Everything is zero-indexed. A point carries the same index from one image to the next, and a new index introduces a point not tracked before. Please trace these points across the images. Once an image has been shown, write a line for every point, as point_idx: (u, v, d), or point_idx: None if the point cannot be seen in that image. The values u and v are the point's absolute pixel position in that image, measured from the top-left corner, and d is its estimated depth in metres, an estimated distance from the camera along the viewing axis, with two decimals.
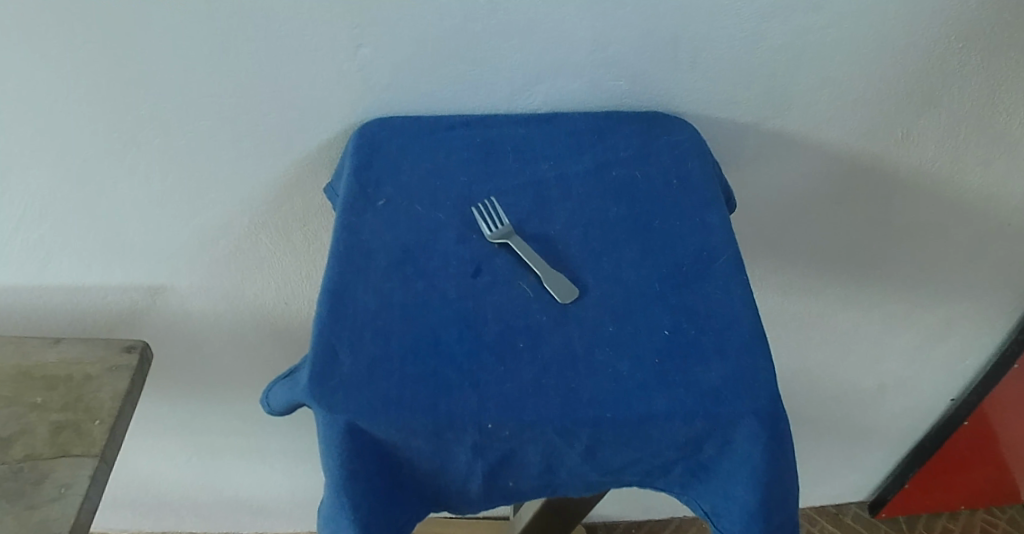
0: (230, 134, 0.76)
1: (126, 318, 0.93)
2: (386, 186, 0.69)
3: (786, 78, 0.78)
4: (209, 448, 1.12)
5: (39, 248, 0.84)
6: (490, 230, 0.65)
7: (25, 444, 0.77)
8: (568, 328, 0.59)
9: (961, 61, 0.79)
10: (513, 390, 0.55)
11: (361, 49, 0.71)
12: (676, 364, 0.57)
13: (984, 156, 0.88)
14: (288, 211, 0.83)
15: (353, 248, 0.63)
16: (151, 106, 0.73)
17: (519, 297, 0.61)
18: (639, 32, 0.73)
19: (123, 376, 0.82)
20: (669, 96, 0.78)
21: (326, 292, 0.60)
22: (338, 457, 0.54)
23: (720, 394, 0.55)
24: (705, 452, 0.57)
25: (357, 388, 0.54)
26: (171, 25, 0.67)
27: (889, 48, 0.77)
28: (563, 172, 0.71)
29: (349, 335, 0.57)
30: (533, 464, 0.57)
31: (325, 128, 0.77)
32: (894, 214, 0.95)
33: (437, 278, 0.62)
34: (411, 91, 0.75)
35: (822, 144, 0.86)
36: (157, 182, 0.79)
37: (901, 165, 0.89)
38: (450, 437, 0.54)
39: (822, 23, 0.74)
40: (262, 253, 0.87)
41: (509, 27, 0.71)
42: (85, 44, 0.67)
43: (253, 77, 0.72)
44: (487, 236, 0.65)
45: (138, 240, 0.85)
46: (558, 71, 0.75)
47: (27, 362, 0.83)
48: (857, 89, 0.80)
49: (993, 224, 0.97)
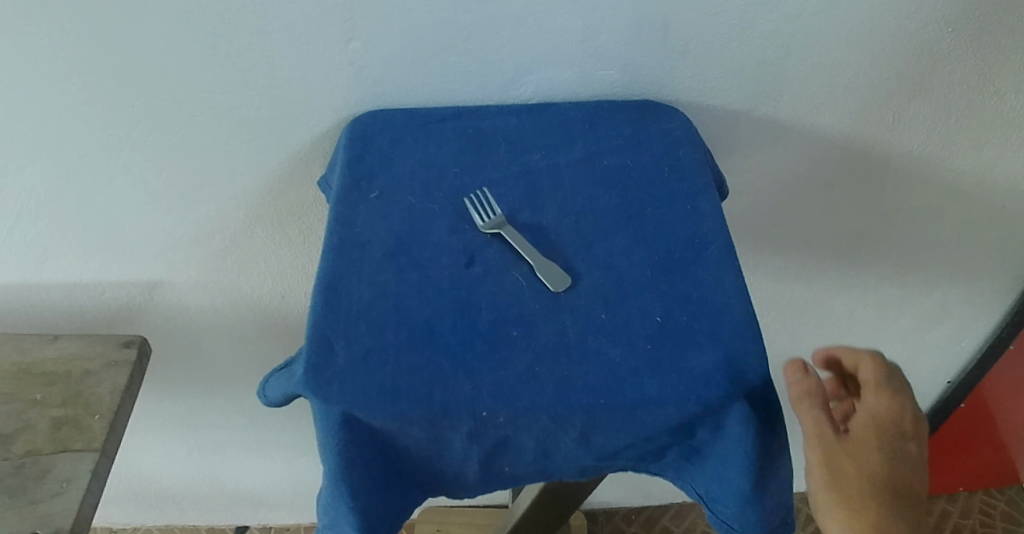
0: (223, 128, 0.76)
1: (125, 313, 0.93)
2: (379, 179, 0.69)
3: (776, 65, 0.79)
4: (210, 441, 1.13)
5: (36, 246, 0.84)
6: (483, 220, 0.66)
7: (27, 440, 0.78)
8: (561, 316, 0.59)
9: (951, 45, 0.79)
10: (507, 379, 0.55)
11: (352, 43, 0.71)
12: (668, 350, 0.57)
13: (975, 139, 0.89)
14: (283, 204, 0.84)
15: (346, 240, 0.64)
16: (144, 103, 0.73)
17: (511, 286, 0.61)
18: (628, 21, 0.73)
19: (122, 371, 0.83)
20: (659, 85, 0.79)
21: (320, 284, 0.61)
22: (334, 447, 0.55)
23: (712, 379, 0.56)
24: (698, 435, 0.58)
25: (352, 379, 0.55)
26: (162, 20, 0.67)
27: (878, 33, 0.77)
28: (554, 161, 0.72)
29: (344, 327, 0.58)
30: (529, 449, 0.58)
31: (318, 122, 0.77)
32: (887, 198, 0.95)
33: (431, 268, 0.62)
34: (403, 83, 0.75)
35: (813, 129, 0.86)
36: (152, 178, 0.79)
37: (892, 150, 0.89)
38: (445, 425, 0.55)
39: (811, 10, 0.74)
40: (258, 247, 0.88)
41: (499, 18, 0.71)
42: (77, 41, 0.68)
43: (246, 72, 0.72)
44: (480, 226, 0.65)
45: (134, 236, 0.85)
46: (548, 62, 0.76)
47: (24, 359, 0.83)
48: (847, 75, 0.81)
49: (986, 206, 0.97)
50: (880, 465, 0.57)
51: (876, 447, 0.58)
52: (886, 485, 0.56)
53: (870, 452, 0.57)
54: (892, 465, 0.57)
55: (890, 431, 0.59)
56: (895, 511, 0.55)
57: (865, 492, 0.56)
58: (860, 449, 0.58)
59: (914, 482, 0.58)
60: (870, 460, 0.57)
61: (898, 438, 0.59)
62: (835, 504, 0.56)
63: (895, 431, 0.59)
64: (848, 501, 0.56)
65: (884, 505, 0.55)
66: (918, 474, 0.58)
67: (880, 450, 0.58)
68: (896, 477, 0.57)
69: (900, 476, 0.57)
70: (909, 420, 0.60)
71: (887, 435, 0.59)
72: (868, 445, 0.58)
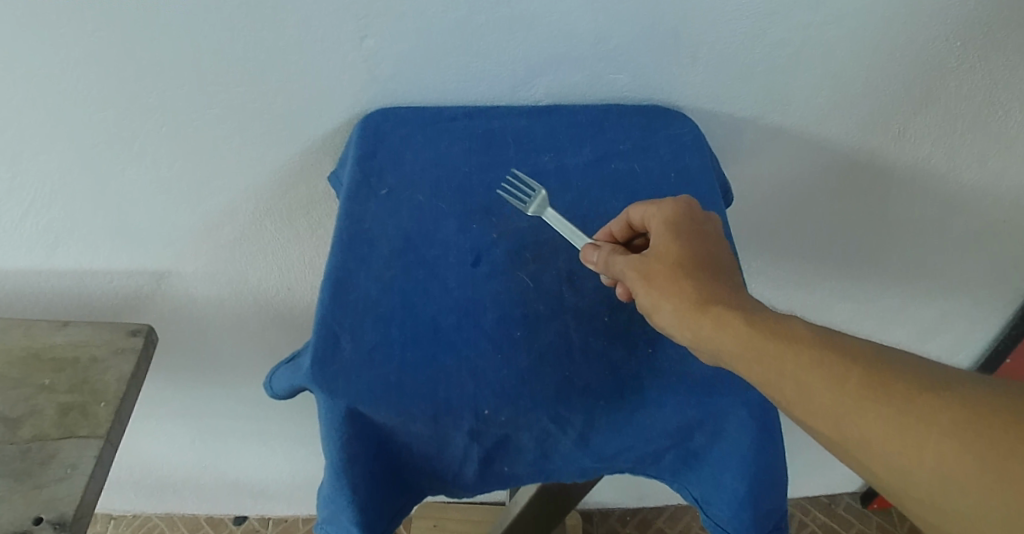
0: (237, 121, 0.77)
1: (132, 301, 0.94)
2: (389, 176, 0.70)
3: (785, 73, 0.79)
4: (212, 431, 1.14)
5: (48, 233, 0.85)
6: (524, 203, 0.67)
7: (33, 424, 0.79)
8: (564, 317, 0.61)
9: (959, 59, 0.79)
10: (509, 378, 0.57)
11: (366, 40, 0.72)
12: (670, 354, 0.60)
13: (979, 153, 0.89)
14: (292, 198, 0.85)
15: (355, 235, 0.65)
16: (159, 95, 0.74)
17: (517, 286, 0.62)
18: (639, 27, 0.74)
19: (128, 359, 0.84)
20: (668, 90, 0.80)
21: (328, 278, 0.62)
22: (337, 440, 0.57)
23: (714, 384, 0.58)
24: (696, 439, 0.60)
25: (357, 374, 0.56)
26: (180, 13, 0.68)
27: (886, 47, 0.78)
28: (562, 163, 0.73)
29: (350, 321, 0.59)
30: (528, 449, 0.60)
31: (331, 118, 0.78)
32: (891, 209, 0.96)
33: (438, 266, 0.63)
34: (415, 81, 0.76)
35: (820, 138, 0.87)
36: (164, 168, 0.80)
37: (897, 160, 0.89)
38: (446, 422, 0.56)
39: (822, 20, 0.75)
40: (267, 240, 0.89)
41: (513, 19, 0.72)
42: (96, 32, 0.68)
43: (260, 66, 0.73)
44: (523, 209, 0.67)
45: (146, 225, 0.86)
46: (560, 63, 0.76)
47: (33, 344, 0.84)
48: (856, 85, 0.81)
49: (990, 220, 0.97)
50: (681, 251, 0.58)
51: (671, 238, 0.58)
52: (690, 263, 0.57)
53: (670, 246, 0.58)
54: (690, 249, 0.58)
55: (686, 221, 0.60)
56: (707, 285, 0.56)
57: (675, 278, 0.56)
58: (662, 247, 0.58)
59: (719, 253, 0.59)
60: (671, 252, 0.58)
61: (694, 226, 0.59)
62: (656, 303, 0.56)
63: (688, 216, 0.60)
64: (664, 292, 0.56)
65: (699, 290, 0.55)
66: (720, 243, 0.59)
67: (678, 239, 0.58)
68: (701, 258, 0.57)
69: (702, 257, 0.57)
70: (699, 211, 0.61)
71: (684, 225, 0.59)
72: (664, 243, 0.58)
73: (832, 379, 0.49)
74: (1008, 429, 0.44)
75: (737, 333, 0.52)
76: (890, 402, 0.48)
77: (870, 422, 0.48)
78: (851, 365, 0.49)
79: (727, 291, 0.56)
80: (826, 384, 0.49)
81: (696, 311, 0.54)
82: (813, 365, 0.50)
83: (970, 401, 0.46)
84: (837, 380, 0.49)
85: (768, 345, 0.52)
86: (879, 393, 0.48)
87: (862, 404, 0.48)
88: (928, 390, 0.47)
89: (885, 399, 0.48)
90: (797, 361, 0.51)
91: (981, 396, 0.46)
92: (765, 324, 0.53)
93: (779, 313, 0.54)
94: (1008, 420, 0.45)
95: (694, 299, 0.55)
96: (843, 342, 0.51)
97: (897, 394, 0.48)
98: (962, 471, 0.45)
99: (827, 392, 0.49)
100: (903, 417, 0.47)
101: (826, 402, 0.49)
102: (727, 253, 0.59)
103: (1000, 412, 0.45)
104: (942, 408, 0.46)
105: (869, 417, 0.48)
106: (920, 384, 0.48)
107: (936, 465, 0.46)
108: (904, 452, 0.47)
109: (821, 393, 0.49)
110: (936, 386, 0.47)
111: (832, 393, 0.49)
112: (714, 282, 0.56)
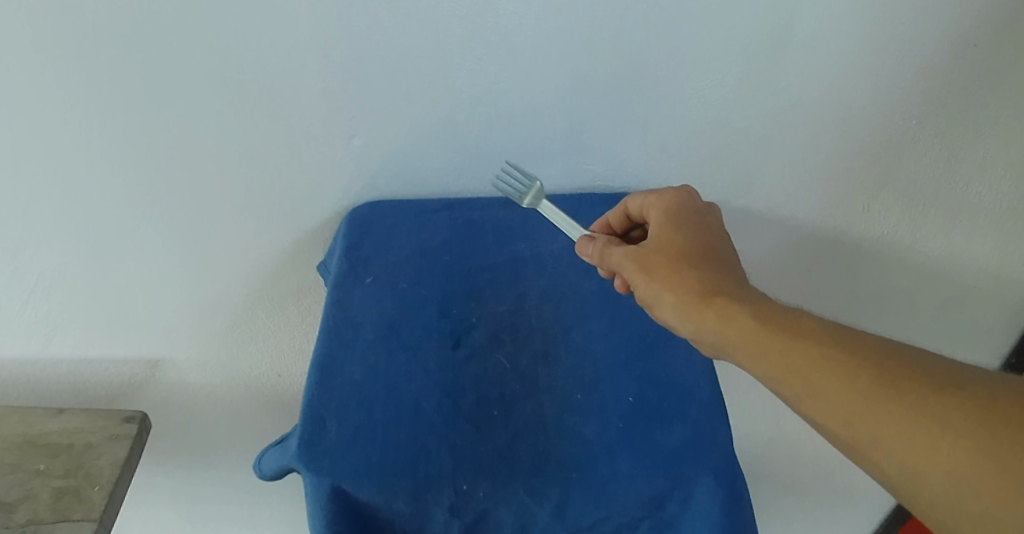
0: (232, 214, 0.82)
1: (126, 389, 0.97)
2: (375, 266, 0.74)
3: (744, 161, 0.86)
4: (201, 518, 1.15)
5: (48, 323, 0.89)
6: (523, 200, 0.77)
7: (29, 509, 0.81)
8: (539, 397, 0.67)
9: (913, 138, 0.84)
10: (488, 455, 0.63)
11: (354, 139, 0.78)
12: (639, 427, 0.65)
13: (941, 225, 0.93)
14: (283, 287, 0.89)
15: (341, 323, 0.69)
16: (160, 191, 0.79)
17: (495, 367, 0.68)
18: (608, 120, 0.80)
19: (122, 444, 0.86)
20: (637, 179, 0.86)
21: (316, 364, 0.66)
22: (322, 518, 0.60)
23: (681, 455, 0.64)
24: (668, 507, 0.64)
25: (343, 455, 0.61)
26: (181, 116, 0.74)
27: (836, 135, 0.84)
28: (538, 251, 0.77)
29: (336, 405, 0.63)
30: (507, 523, 0.63)
31: (320, 212, 0.84)
32: (860, 281, 1.00)
33: (421, 350, 0.68)
34: (400, 177, 0.82)
35: (783, 219, 0.93)
36: (162, 259, 0.85)
37: (861, 235, 0.94)
38: (427, 499, 0.61)
39: (775, 111, 0.81)
40: (259, 327, 0.93)
41: (490, 117, 0.78)
42: (103, 135, 0.74)
43: (255, 163, 0.79)
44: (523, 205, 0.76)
45: (142, 313, 0.90)
46: (535, 157, 0.82)
47: (30, 430, 0.87)
48: (813, 170, 0.87)
49: (958, 285, 1.00)
50: (682, 242, 0.66)
51: (673, 229, 0.67)
52: (690, 252, 0.65)
53: (674, 238, 0.67)
54: (692, 238, 0.66)
55: (691, 215, 0.68)
56: (707, 274, 0.64)
57: (672, 266, 0.64)
58: (662, 240, 0.67)
59: (720, 244, 0.67)
60: (671, 244, 0.66)
61: (699, 221, 0.68)
62: (657, 293, 0.64)
63: (692, 210, 0.69)
64: (663, 282, 0.64)
65: (700, 281, 0.63)
66: (721, 234, 0.68)
67: (679, 233, 0.67)
68: (699, 249, 0.66)
69: (704, 252, 0.65)
70: (701, 203, 0.70)
71: (686, 219, 0.68)
72: (670, 234, 0.67)
73: (844, 375, 0.56)
74: (1005, 429, 0.51)
75: (738, 323, 0.60)
76: (900, 399, 0.54)
77: (881, 420, 0.54)
78: (861, 361, 0.56)
79: (728, 281, 0.63)
80: (836, 380, 0.56)
81: (697, 301, 0.62)
82: (825, 365, 0.56)
83: (975, 401, 0.53)
84: (849, 377, 0.56)
85: (772, 336, 0.59)
86: (891, 391, 0.54)
87: (874, 402, 0.54)
88: (936, 390, 0.54)
89: (894, 397, 0.54)
90: (807, 358, 0.57)
91: (985, 396, 0.53)
92: (771, 318, 0.60)
93: (782, 305, 0.61)
94: (1011, 422, 0.51)
95: (693, 289, 0.63)
96: (851, 338, 0.58)
97: (907, 391, 0.54)
98: (972, 471, 0.51)
99: (840, 389, 0.55)
100: (912, 414, 0.53)
101: (840, 400, 0.55)
102: (727, 242, 0.68)
103: (1000, 414, 0.52)
104: (948, 408, 0.53)
105: (880, 414, 0.54)
106: (927, 385, 0.54)
107: (946, 464, 0.52)
108: (914, 450, 0.53)
109: (832, 389, 0.56)
110: (941, 385, 0.54)
111: (843, 389, 0.55)
112: (714, 272, 0.64)
